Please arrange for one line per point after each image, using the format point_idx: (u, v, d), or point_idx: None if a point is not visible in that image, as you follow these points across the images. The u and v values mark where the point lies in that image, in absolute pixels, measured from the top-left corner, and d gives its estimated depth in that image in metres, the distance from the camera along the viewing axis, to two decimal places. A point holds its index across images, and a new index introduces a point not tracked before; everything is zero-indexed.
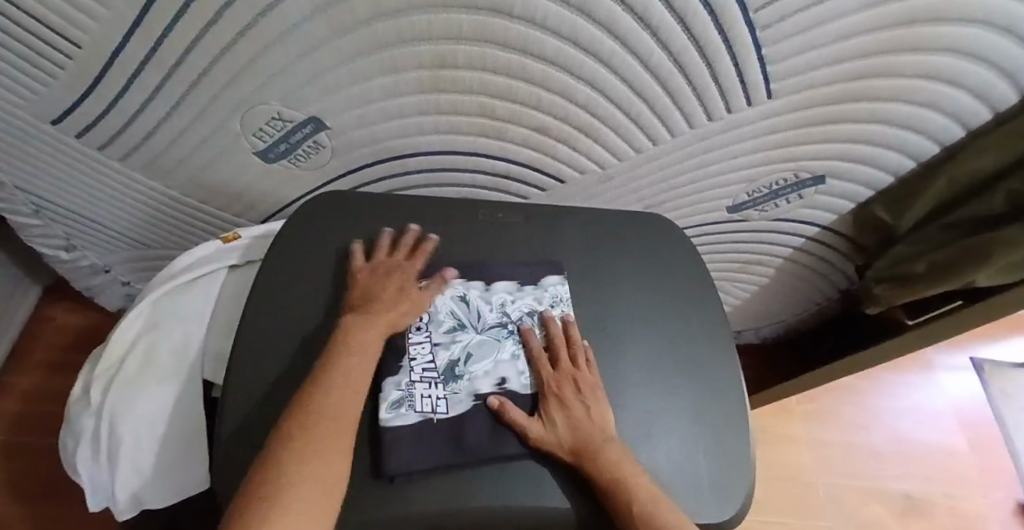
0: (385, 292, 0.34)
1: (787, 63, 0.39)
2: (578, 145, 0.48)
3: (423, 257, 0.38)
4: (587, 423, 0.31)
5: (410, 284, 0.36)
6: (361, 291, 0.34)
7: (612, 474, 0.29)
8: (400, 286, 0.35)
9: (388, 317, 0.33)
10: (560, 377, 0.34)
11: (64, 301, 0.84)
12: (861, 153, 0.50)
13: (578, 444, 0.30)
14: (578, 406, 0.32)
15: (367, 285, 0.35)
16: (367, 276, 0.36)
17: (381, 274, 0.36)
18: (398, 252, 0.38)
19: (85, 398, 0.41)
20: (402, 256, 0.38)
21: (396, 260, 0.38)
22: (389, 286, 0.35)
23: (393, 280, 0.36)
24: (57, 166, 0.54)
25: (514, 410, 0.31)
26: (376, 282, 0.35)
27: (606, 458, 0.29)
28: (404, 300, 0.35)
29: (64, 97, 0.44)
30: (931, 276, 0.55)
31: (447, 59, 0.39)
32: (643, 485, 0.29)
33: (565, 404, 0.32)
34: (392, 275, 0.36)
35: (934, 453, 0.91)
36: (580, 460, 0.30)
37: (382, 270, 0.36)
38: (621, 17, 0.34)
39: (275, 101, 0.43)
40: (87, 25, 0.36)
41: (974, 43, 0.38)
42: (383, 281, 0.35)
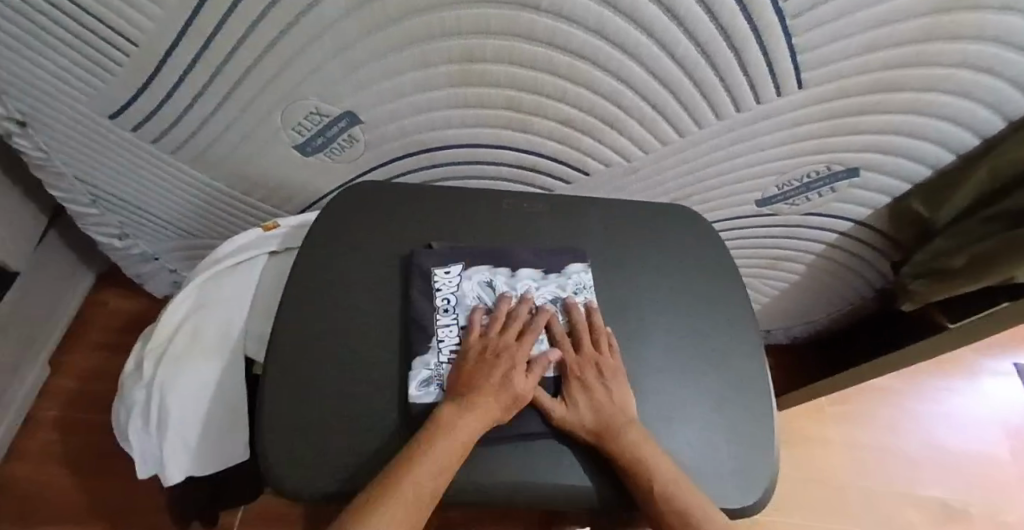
0: (487, 379, 0.31)
1: (818, 52, 0.38)
2: (604, 137, 0.49)
3: (533, 335, 0.35)
4: (608, 406, 0.32)
5: (519, 372, 0.32)
6: (465, 377, 0.32)
7: (633, 454, 0.30)
8: (503, 369, 0.32)
9: (489, 410, 0.30)
10: (582, 361, 0.35)
11: (116, 286, 0.90)
12: (896, 145, 0.48)
13: (600, 425, 0.31)
14: (600, 390, 0.33)
15: (471, 371, 0.32)
16: (473, 359, 0.33)
17: (489, 360, 0.33)
18: (512, 329, 0.35)
19: (138, 371, 0.44)
20: (515, 336, 0.35)
21: (507, 339, 0.34)
22: (493, 373, 0.32)
23: (500, 366, 0.32)
24: (113, 159, 0.58)
25: (539, 391, 0.33)
26: (480, 368, 0.32)
27: (627, 439, 0.30)
28: (508, 390, 0.31)
29: (121, 93, 0.47)
30: (969, 271, 0.52)
31: (475, 53, 0.40)
32: (664, 467, 0.30)
33: (588, 388, 0.33)
34: (500, 359, 0.33)
35: (973, 461, 0.85)
36: (602, 441, 0.31)
37: (490, 353, 0.33)
38: (647, 7, 0.34)
39: (313, 97, 0.45)
40: (142, 23, 0.38)
41: (1019, 30, 0.37)
42: (489, 368, 0.32)
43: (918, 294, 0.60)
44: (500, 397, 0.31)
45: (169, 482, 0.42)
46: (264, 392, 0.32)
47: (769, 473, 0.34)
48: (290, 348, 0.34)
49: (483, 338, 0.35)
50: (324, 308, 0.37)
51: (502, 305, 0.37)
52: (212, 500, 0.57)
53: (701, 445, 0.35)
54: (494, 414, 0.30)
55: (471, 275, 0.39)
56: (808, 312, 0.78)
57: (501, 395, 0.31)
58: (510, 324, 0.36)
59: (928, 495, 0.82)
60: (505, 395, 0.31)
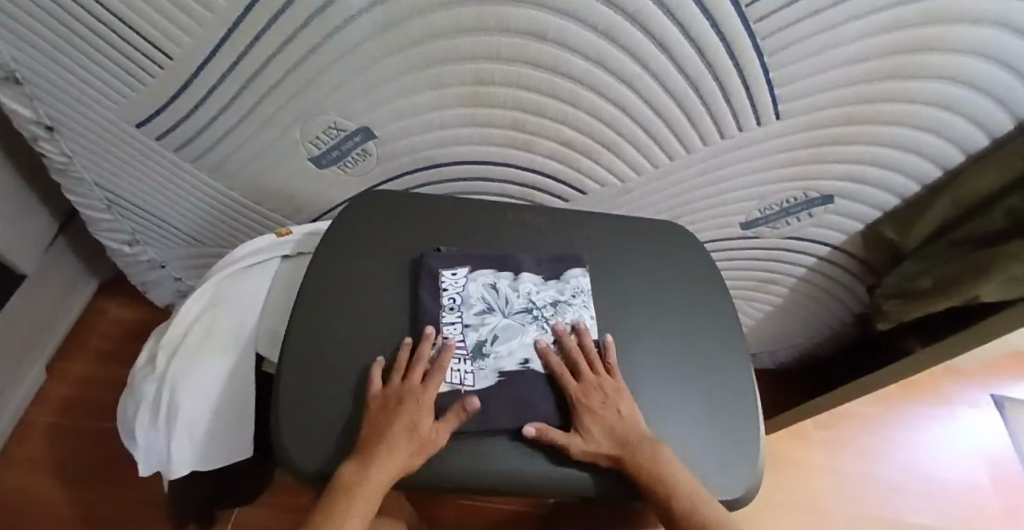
0: (391, 430, 0.31)
1: (793, 86, 0.43)
2: (601, 159, 0.53)
3: (438, 378, 0.35)
4: (619, 425, 0.34)
5: (426, 418, 0.32)
6: (370, 429, 0.31)
7: (652, 465, 0.32)
8: (407, 418, 0.31)
9: (394, 462, 0.30)
10: (586, 388, 0.35)
11: (118, 294, 0.91)
12: (867, 175, 0.53)
13: (618, 450, 0.33)
14: (609, 413, 0.34)
15: (373, 423, 0.31)
16: (377, 410, 0.32)
17: (394, 406, 0.32)
18: (414, 374, 0.35)
19: (149, 366, 0.46)
20: (417, 380, 0.34)
21: (410, 384, 0.34)
22: (397, 420, 0.31)
23: (404, 414, 0.32)
24: (134, 166, 0.61)
25: (554, 432, 0.33)
26: (385, 417, 0.31)
27: (644, 452, 0.32)
28: (415, 436, 0.31)
29: (151, 103, 0.51)
30: (936, 291, 0.55)
31: (486, 77, 0.44)
32: (681, 477, 0.32)
33: (597, 411, 0.34)
34: (405, 406, 0.32)
35: (954, 488, 0.87)
36: (623, 463, 0.32)
37: (394, 401, 0.32)
38: (642, 41, 0.39)
39: (333, 113, 0.49)
40: (182, 39, 0.42)
41: (968, 72, 0.42)
42: (393, 416, 0.31)
43: (893, 313, 0.63)
44: (406, 445, 0.30)
45: (173, 476, 0.42)
46: (281, 393, 0.34)
47: (752, 468, 0.37)
48: (306, 349, 0.36)
49: (385, 387, 0.34)
50: (340, 308, 0.39)
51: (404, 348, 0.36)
52: (207, 504, 0.57)
53: (688, 441, 0.37)
54: (402, 465, 0.30)
55: (477, 277, 0.42)
56: (792, 335, 0.81)
57: (407, 443, 0.30)
58: (414, 367, 0.35)
59: (912, 520, 0.83)
60: (412, 443, 0.30)
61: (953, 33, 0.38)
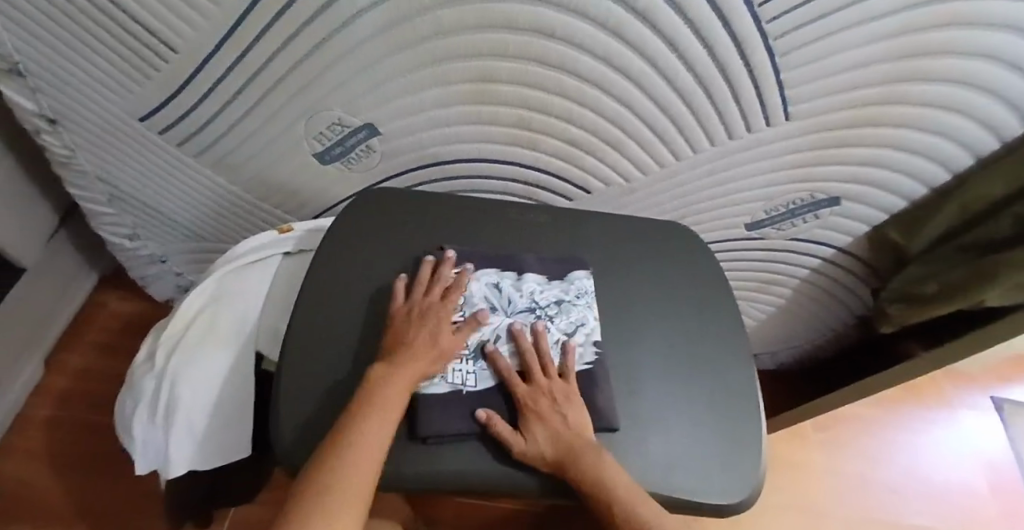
0: (416, 337, 0.34)
1: (801, 88, 0.43)
2: (605, 158, 0.52)
3: (456, 294, 0.38)
4: (567, 432, 0.33)
5: (445, 325, 0.36)
6: (395, 336, 0.35)
7: (597, 476, 0.30)
8: (430, 327, 0.35)
9: (422, 361, 0.33)
10: (535, 392, 0.35)
11: (119, 288, 0.91)
12: (873, 178, 0.53)
13: (561, 456, 0.32)
14: (554, 418, 0.33)
15: (400, 330, 0.35)
16: (401, 320, 0.36)
17: (416, 317, 0.36)
18: (435, 289, 0.38)
19: (149, 361, 0.46)
20: (437, 295, 0.38)
21: (431, 300, 0.37)
22: (421, 328, 0.35)
23: (427, 323, 0.35)
24: (136, 160, 0.60)
25: (501, 424, 0.32)
26: (410, 326, 0.35)
27: (588, 463, 0.31)
28: (438, 342, 0.35)
29: (155, 96, 0.50)
30: (941, 296, 0.55)
31: (492, 75, 0.44)
32: (627, 490, 0.31)
33: (545, 416, 0.33)
34: (427, 317, 0.36)
35: (952, 491, 0.87)
36: (564, 470, 0.31)
37: (417, 313, 0.36)
38: (650, 40, 0.39)
39: (337, 109, 0.49)
40: (186, 32, 0.41)
41: (979, 74, 0.42)
42: (418, 326, 0.35)
43: (896, 317, 0.63)
44: (431, 348, 0.34)
45: (170, 474, 0.42)
46: (283, 386, 0.34)
47: (754, 471, 0.37)
48: (310, 348, 0.36)
49: (407, 302, 0.37)
50: (345, 307, 0.39)
51: (423, 270, 0.39)
52: (206, 499, 0.57)
53: (691, 443, 0.37)
54: (428, 365, 0.34)
55: (481, 276, 0.41)
56: (793, 337, 0.81)
57: (431, 347, 0.34)
58: (433, 286, 0.38)
59: (911, 523, 0.83)
60: (436, 349, 0.34)
61: (965, 36, 0.38)
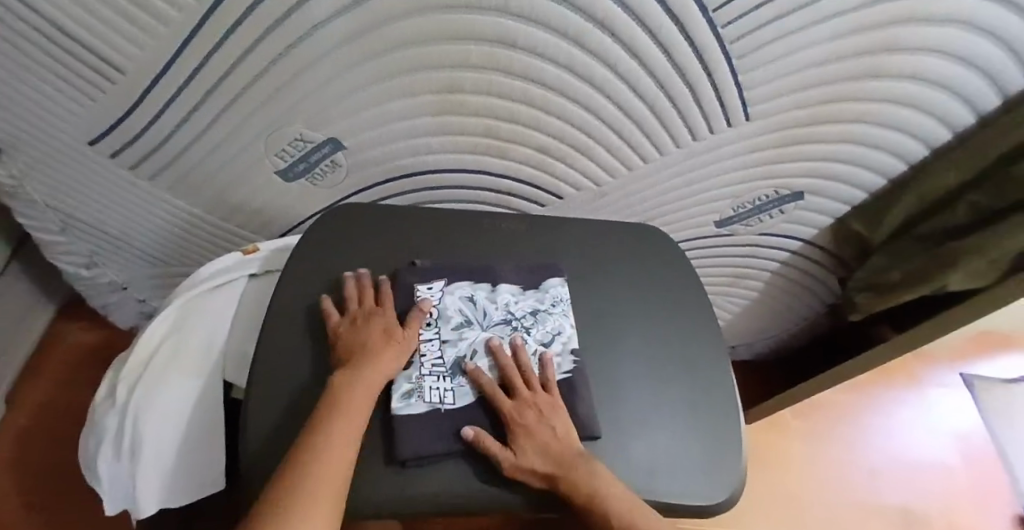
0: (368, 338, 0.35)
1: (761, 88, 0.43)
2: (575, 163, 0.52)
3: (392, 295, 0.39)
4: (555, 443, 0.32)
5: (391, 327, 0.37)
6: (344, 343, 0.34)
7: (591, 487, 0.30)
8: (378, 329, 0.36)
9: (381, 360, 0.34)
10: (521, 405, 0.34)
11: (78, 319, 0.87)
12: (835, 172, 0.54)
13: (553, 469, 0.31)
14: (543, 430, 0.33)
15: (348, 337, 0.35)
16: (346, 329, 0.35)
17: (360, 324, 0.36)
18: (369, 297, 0.38)
19: (111, 397, 0.42)
20: (373, 302, 0.38)
21: (371, 306, 0.38)
22: (367, 334, 0.35)
23: (372, 329, 0.36)
24: (88, 185, 0.57)
25: (490, 441, 0.31)
26: (358, 332, 0.35)
27: (581, 474, 0.31)
28: (389, 344, 0.35)
29: (104, 119, 0.47)
30: (904, 283, 0.57)
31: (456, 85, 0.43)
32: (619, 496, 0.31)
33: (533, 430, 0.32)
34: (372, 321, 0.36)
35: (929, 469, 0.89)
36: (556, 482, 0.31)
37: (359, 321, 0.36)
38: (612, 47, 0.39)
39: (299, 125, 0.47)
40: (133, 52, 0.39)
41: (927, 69, 0.43)
42: (364, 330, 0.35)
43: (863, 306, 0.65)
44: (386, 347, 0.35)
45: (142, 515, 0.40)
46: (251, 414, 0.33)
47: (736, 470, 0.37)
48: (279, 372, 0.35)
49: (345, 315, 0.37)
50: (315, 329, 0.37)
51: (353, 279, 0.39)
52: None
53: (673, 446, 0.37)
54: (389, 363, 0.34)
55: (454, 290, 0.41)
56: (768, 328, 0.83)
57: (386, 347, 0.35)
58: (370, 292, 0.39)
59: (888, 503, 0.86)
60: (388, 352, 0.34)
61: (913, 33, 0.39)
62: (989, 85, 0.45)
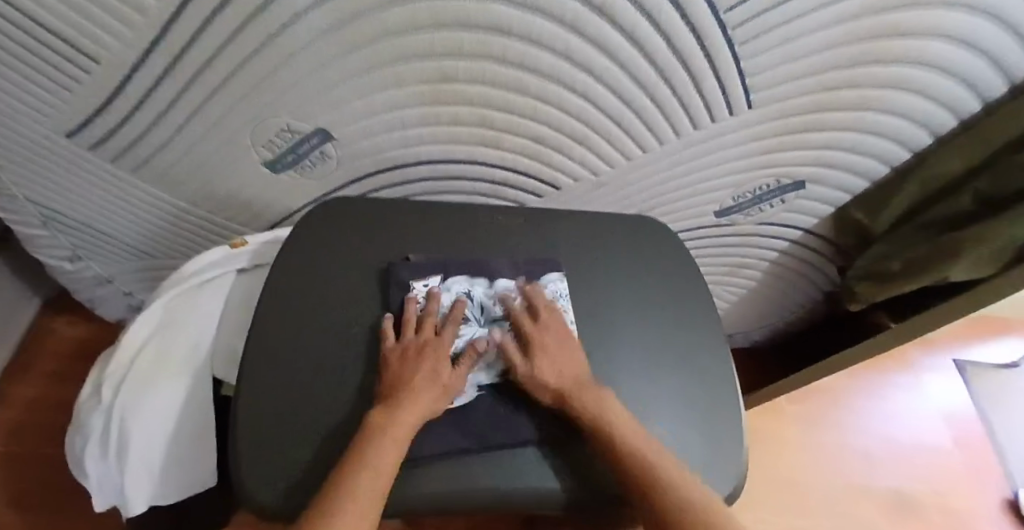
0: (417, 375, 0.32)
1: (764, 76, 0.42)
2: (572, 153, 0.51)
3: (452, 328, 0.37)
4: (568, 368, 0.35)
5: (445, 365, 0.34)
6: (392, 375, 0.32)
7: (594, 411, 0.32)
8: (430, 366, 0.33)
9: (425, 402, 0.31)
10: (543, 330, 0.37)
11: (65, 313, 0.85)
12: (837, 160, 0.53)
13: (562, 388, 0.34)
14: (558, 355, 0.36)
15: (396, 369, 0.32)
16: (397, 360, 0.33)
17: (414, 356, 0.34)
18: (427, 326, 0.36)
19: (95, 396, 0.41)
20: (430, 332, 0.36)
21: (424, 336, 0.35)
22: (420, 368, 0.33)
23: (425, 364, 0.33)
24: (66, 178, 0.55)
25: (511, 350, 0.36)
26: (410, 365, 0.33)
27: (586, 397, 0.33)
28: (438, 382, 0.33)
29: (80, 111, 0.45)
30: (905, 273, 0.57)
31: (449, 74, 0.41)
32: (621, 426, 0.32)
33: (549, 353, 0.36)
34: (426, 356, 0.34)
35: (921, 452, 0.91)
36: (562, 399, 0.34)
37: (413, 352, 0.34)
38: (611, 34, 0.37)
39: (285, 115, 0.45)
40: (106, 41, 0.36)
41: (934, 55, 0.42)
42: (416, 364, 0.33)
43: (863, 295, 0.65)
44: (434, 387, 0.32)
45: (130, 513, 0.39)
46: (240, 413, 0.31)
47: (736, 464, 0.37)
48: (274, 377, 0.33)
49: (399, 341, 0.35)
50: (312, 333, 0.36)
51: (412, 301, 0.37)
52: None
53: (674, 444, 0.36)
54: (431, 405, 0.31)
55: (451, 285, 0.40)
56: (764, 316, 0.82)
57: (434, 387, 0.32)
58: (426, 321, 0.36)
59: (881, 485, 0.87)
60: (435, 390, 0.32)
61: (921, 18, 0.38)
62: (994, 71, 0.44)
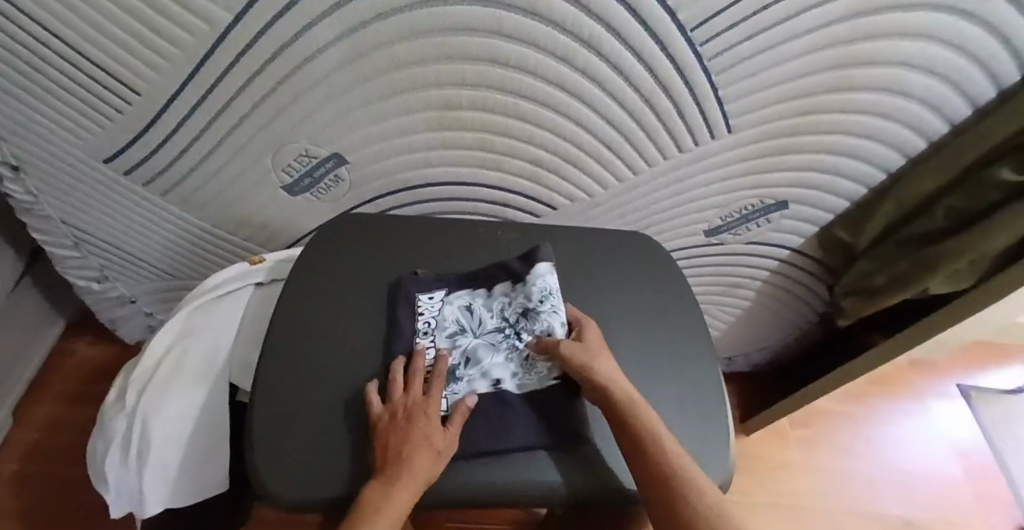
0: (408, 442, 0.31)
1: (740, 102, 0.46)
2: (567, 175, 0.55)
3: (439, 381, 0.36)
4: (605, 356, 0.37)
5: (436, 425, 0.33)
6: (383, 446, 0.31)
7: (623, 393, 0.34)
8: (421, 428, 0.32)
9: (420, 473, 0.29)
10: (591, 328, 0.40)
11: (86, 334, 0.88)
12: (818, 181, 0.56)
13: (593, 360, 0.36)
14: (601, 346, 0.38)
15: (386, 437, 0.31)
16: (386, 427, 0.32)
17: (402, 420, 0.32)
18: (415, 385, 0.35)
19: (120, 401, 0.43)
20: (418, 391, 0.35)
21: (413, 397, 0.34)
22: (410, 432, 0.31)
23: (416, 425, 0.32)
24: (102, 201, 0.60)
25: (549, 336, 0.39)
26: (398, 432, 0.31)
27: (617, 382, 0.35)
28: (432, 447, 0.31)
29: (120, 138, 0.50)
30: (891, 287, 0.59)
31: (453, 101, 0.46)
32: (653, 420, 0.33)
33: (593, 341, 0.38)
34: (415, 418, 0.32)
35: (930, 479, 0.89)
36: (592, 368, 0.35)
37: (401, 416, 0.33)
38: (597, 65, 0.42)
39: (304, 141, 0.49)
40: (150, 76, 0.41)
41: (896, 80, 0.46)
42: (405, 430, 0.31)
43: (850, 310, 0.67)
44: (427, 453, 0.30)
45: (146, 515, 0.40)
46: (255, 421, 0.34)
47: (725, 462, 0.38)
48: (297, 391, 0.36)
49: (388, 405, 0.34)
50: (331, 346, 0.39)
51: (398, 364, 0.37)
52: None
53: None
54: (426, 474, 0.30)
55: (453, 299, 0.43)
56: (760, 337, 0.83)
57: (427, 453, 0.30)
58: (414, 379, 0.35)
59: (891, 514, 0.85)
60: (431, 452, 0.31)
61: (879, 48, 0.42)
62: (958, 94, 0.48)
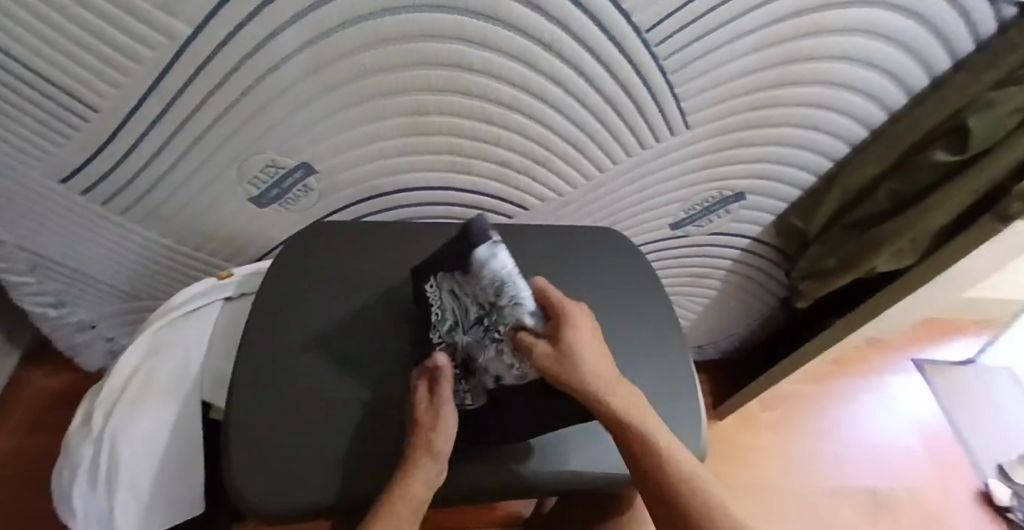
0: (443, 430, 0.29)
1: (695, 100, 0.49)
2: (537, 176, 0.56)
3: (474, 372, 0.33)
4: (594, 358, 0.31)
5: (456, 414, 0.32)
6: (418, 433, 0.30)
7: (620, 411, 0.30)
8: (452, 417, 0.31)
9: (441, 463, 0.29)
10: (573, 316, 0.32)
11: (42, 364, 0.84)
12: (772, 172, 0.60)
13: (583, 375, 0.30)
14: (588, 344, 0.31)
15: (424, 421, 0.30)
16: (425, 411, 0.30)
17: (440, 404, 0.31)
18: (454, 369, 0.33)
19: (85, 425, 0.41)
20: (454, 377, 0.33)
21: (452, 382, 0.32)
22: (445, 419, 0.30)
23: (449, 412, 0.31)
24: (56, 223, 0.57)
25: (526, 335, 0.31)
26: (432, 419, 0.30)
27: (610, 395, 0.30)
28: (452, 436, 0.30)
29: (75, 156, 0.48)
30: (841, 269, 0.64)
31: (420, 107, 0.46)
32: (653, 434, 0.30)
33: (579, 340, 0.31)
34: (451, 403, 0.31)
35: (892, 451, 0.94)
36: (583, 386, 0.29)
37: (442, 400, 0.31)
38: (560, 68, 0.44)
39: (270, 151, 0.49)
40: (107, 90, 0.40)
41: (834, 72, 0.50)
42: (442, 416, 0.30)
43: (807, 291, 0.71)
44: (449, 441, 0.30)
45: None
46: (231, 432, 0.34)
47: (697, 439, 0.40)
48: (278, 402, 0.35)
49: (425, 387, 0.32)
50: (309, 355, 0.38)
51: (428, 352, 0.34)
52: None
53: None
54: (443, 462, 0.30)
55: (444, 283, 0.36)
56: (728, 325, 0.87)
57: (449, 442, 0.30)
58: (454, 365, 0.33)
59: (857, 486, 0.89)
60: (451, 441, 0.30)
61: (816, 44, 0.46)
62: (890, 85, 0.53)
